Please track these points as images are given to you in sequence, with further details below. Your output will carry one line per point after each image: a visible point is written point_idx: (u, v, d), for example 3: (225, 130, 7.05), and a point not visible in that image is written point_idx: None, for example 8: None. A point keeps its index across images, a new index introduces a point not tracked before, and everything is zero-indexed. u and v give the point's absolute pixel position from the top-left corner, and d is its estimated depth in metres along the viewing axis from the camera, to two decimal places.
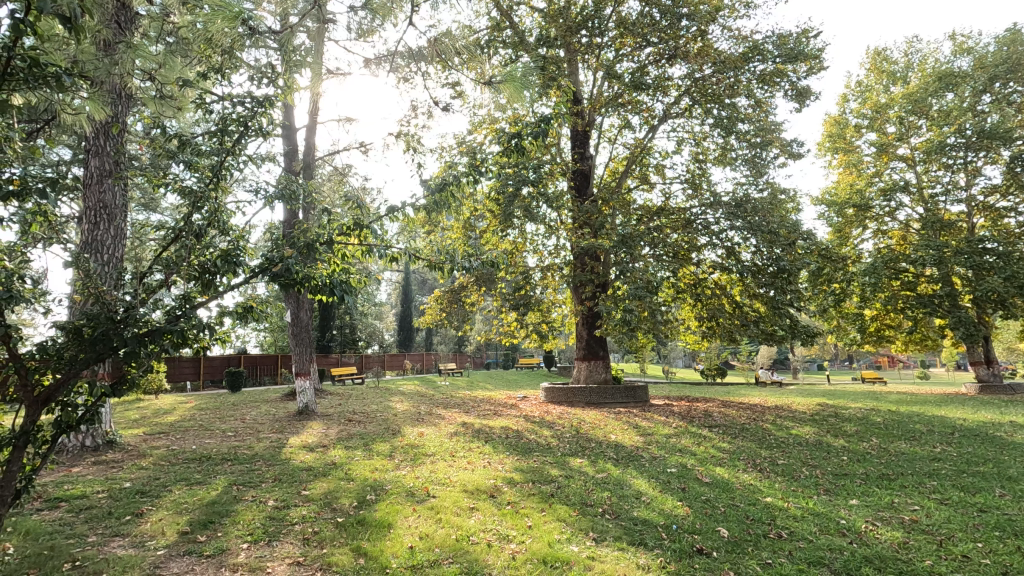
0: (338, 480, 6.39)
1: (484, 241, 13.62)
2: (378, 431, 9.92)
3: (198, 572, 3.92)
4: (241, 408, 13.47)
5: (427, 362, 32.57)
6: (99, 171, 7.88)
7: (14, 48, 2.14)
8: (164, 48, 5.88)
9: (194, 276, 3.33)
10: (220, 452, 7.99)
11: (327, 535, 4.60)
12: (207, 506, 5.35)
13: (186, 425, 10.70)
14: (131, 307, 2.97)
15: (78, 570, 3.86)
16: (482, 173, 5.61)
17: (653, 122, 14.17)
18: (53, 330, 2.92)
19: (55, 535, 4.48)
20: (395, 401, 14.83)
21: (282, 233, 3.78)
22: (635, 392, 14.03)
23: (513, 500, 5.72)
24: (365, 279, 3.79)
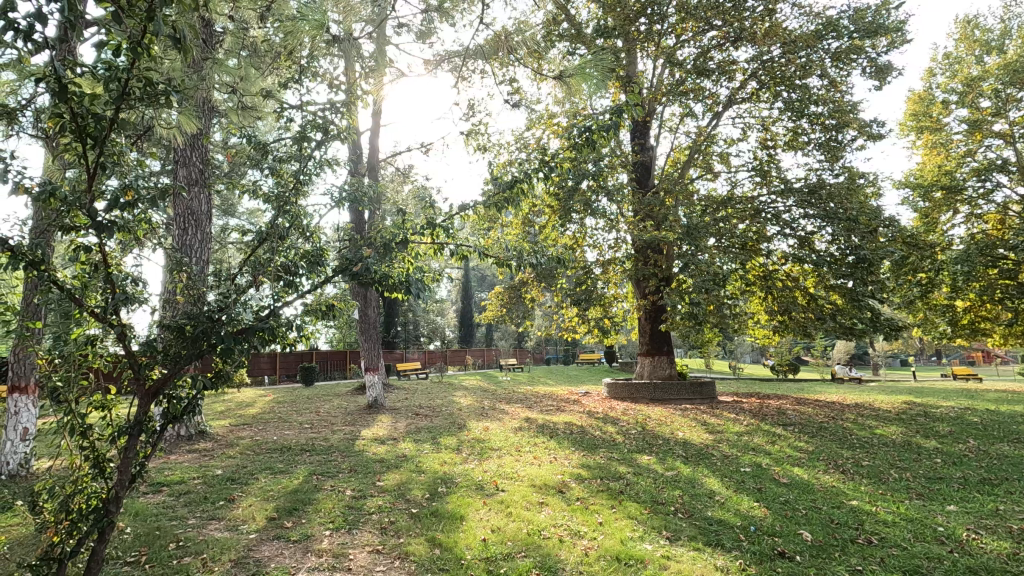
0: (410, 472, 6.59)
1: (544, 236, 13.62)
2: (445, 426, 10.15)
3: (288, 556, 4.16)
4: (315, 401, 14.15)
5: (488, 357, 32.93)
6: (187, 179, 8.47)
7: (132, 71, 2.34)
8: (243, 62, 6.26)
9: (278, 275, 3.50)
10: (300, 443, 8.43)
11: (403, 525, 4.76)
12: (291, 494, 5.65)
13: (267, 417, 11.38)
14: (226, 305, 3.19)
15: (182, 549, 4.19)
16: (547, 169, 5.59)
17: (717, 109, 13.67)
18: (158, 328, 3.16)
19: (161, 517, 4.87)
20: (459, 396, 15.13)
21: (359, 233, 3.88)
22: (702, 388, 13.64)
23: (582, 496, 5.70)
24: (439, 279, 3.86)
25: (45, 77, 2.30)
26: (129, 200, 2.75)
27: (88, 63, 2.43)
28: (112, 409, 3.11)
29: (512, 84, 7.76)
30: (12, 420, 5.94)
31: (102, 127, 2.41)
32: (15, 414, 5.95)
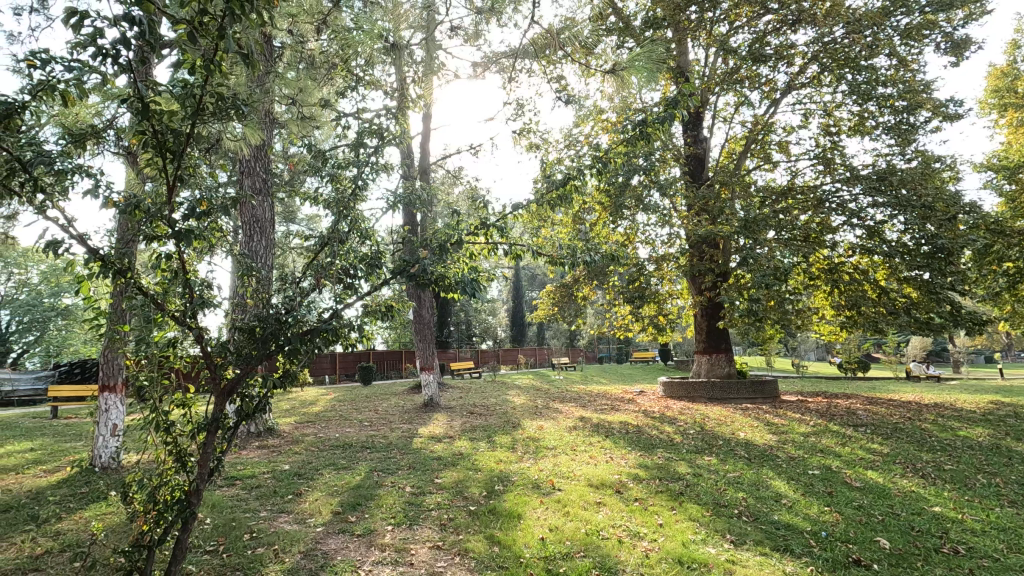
0: (467, 470, 6.67)
1: (595, 234, 13.48)
2: (499, 424, 10.22)
3: (353, 549, 4.30)
4: (374, 400, 14.60)
5: (541, 357, 32.88)
6: (252, 189, 8.90)
7: (205, 87, 2.48)
8: (301, 74, 6.52)
9: (339, 278, 3.62)
10: (360, 441, 8.71)
11: (462, 522, 4.82)
12: (354, 489, 5.84)
13: (329, 415, 11.82)
14: (292, 307, 3.32)
15: (256, 540, 4.40)
16: (597, 166, 5.52)
17: (775, 96, 13.10)
18: (231, 331, 3.32)
19: (235, 509, 5.15)
20: (513, 395, 15.21)
21: (415, 235, 3.95)
22: (764, 387, 13.13)
23: (640, 497, 5.60)
24: (493, 279, 3.88)
25: (131, 97, 2.48)
26: (204, 209, 2.91)
27: (168, 83, 2.60)
28: (191, 407, 3.30)
29: (560, 81, 7.71)
30: (103, 417, 6.41)
31: (181, 142, 2.57)
32: (106, 412, 6.41)
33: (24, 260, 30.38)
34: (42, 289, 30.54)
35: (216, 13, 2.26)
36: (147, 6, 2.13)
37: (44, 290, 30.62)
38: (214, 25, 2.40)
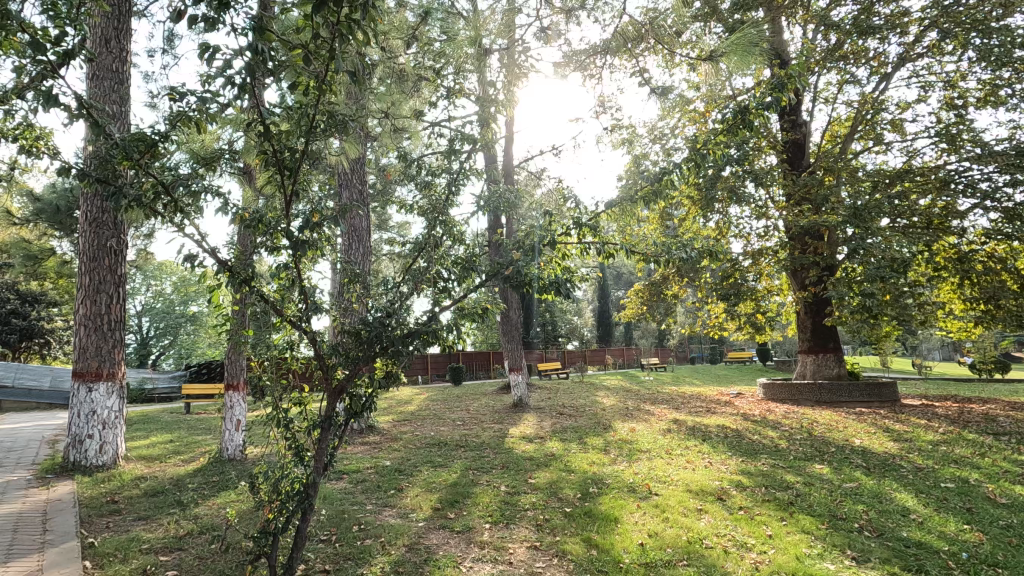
0: (560, 471, 6.66)
1: (684, 229, 12.97)
2: (589, 425, 10.11)
3: (453, 545, 4.42)
4: (465, 399, 15.00)
5: (629, 357, 32.13)
6: (351, 200, 9.46)
7: (317, 105, 2.67)
8: (393, 88, 6.83)
9: (436, 281, 3.73)
10: (455, 439, 8.96)
11: (558, 524, 4.82)
12: (452, 486, 6.02)
13: (424, 414, 12.27)
14: (394, 311, 3.47)
15: (364, 532, 4.66)
16: (688, 160, 5.31)
17: (885, 70, 11.95)
18: (340, 334, 3.53)
19: (344, 501, 5.48)
20: (602, 396, 14.99)
21: (506, 238, 3.99)
22: (881, 390, 11.99)
23: (745, 505, 5.29)
24: (584, 279, 3.82)
25: (254, 120, 2.72)
26: (316, 220, 3.13)
27: (285, 106, 2.84)
28: (306, 405, 3.56)
29: (645, 74, 7.51)
30: (227, 413, 7.02)
31: (296, 158, 2.79)
32: (232, 408, 6.98)
33: (159, 273, 34.26)
34: (174, 298, 34.29)
35: (326, 37, 2.43)
36: (268, 36, 2.34)
37: (175, 299, 34.35)
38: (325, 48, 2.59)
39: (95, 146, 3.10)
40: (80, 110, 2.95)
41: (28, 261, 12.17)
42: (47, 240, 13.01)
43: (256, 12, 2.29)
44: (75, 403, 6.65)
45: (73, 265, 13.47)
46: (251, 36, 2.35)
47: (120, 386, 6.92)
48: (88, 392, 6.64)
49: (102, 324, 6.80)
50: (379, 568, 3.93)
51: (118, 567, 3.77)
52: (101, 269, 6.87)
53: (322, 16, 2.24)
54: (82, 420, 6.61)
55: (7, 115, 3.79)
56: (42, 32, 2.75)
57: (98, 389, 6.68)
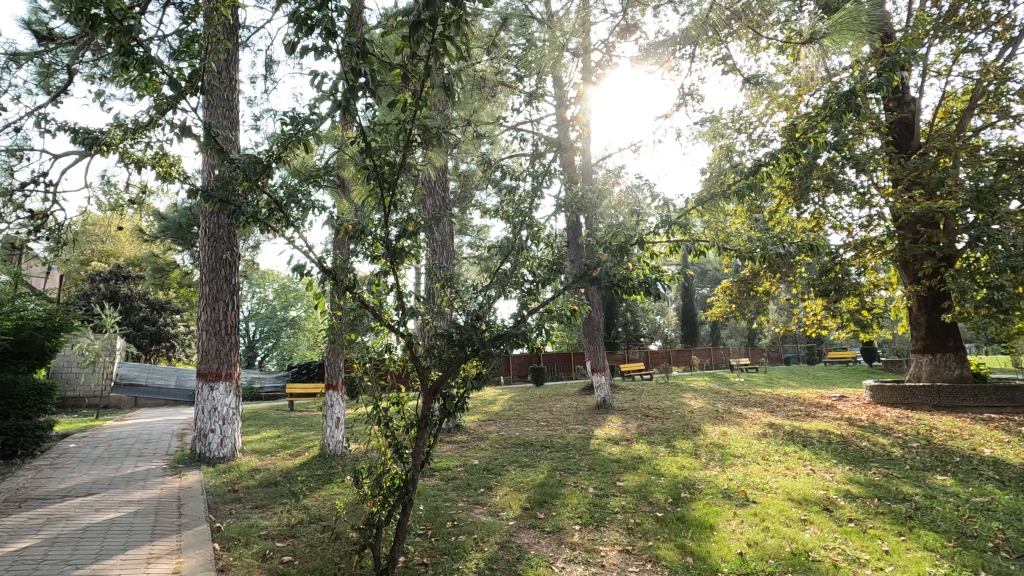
0: (649, 475, 6.51)
1: (775, 222, 12.25)
2: (678, 428, 9.80)
3: (544, 545, 4.45)
4: (548, 400, 15.06)
5: (716, 358, 30.79)
6: (435, 207, 9.80)
7: (415, 118, 2.82)
8: (474, 96, 7.01)
9: (524, 284, 3.78)
10: (540, 439, 9.02)
11: (650, 528, 4.72)
12: (539, 487, 6.07)
13: (508, 414, 12.44)
14: (483, 314, 3.57)
15: (458, 527, 4.81)
16: (782, 150, 5.04)
17: (1012, 34, 10.63)
18: (434, 337, 3.67)
19: (438, 497, 5.69)
20: (689, 398, 14.51)
21: (592, 238, 3.97)
22: (1014, 394, 10.68)
23: (856, 517, 4.91)
24: (674, 279, 3.73)
25: (356, 138, 2.93)
26: (411, 228, 3.29)
27: (383, 123, 3.03)
28: (403, 405, 3.72)
29: (730, 61, 7.19)
30: (328, 411, 7.57)
31: (394, 172, 2.97)
32: (331, 406, 7.55)
33: (263, 281, 37.21)
34: (275, 304, 37.06)
35: (422, 56, 2.58)
36: (370, 59, 2.53)
37: (277, 304, 37.17)
38: (420, 66, 2.74)
39: (218, 170, 3.44)
40: (205, 139, 3.28)
41: (156, 273, 13.65)
42: (171, 253, 14.53)
43: (360, 37, 2.48)
44: (200, 400, 7.38)
45: (192, 275, 14.93)
46: (356, 61, 2.55)
47: (236, 385, 7.60)
48: (210, 391, 7.35)
49: (221, 329, 7.50)
50: (475, 564, 4.04)
51: (242, 551, 4.15)
52: (218, 279, 7.57)
53: (420, 36, 2.39)
54: (206, 416, 7.33)
55: (143, 147, 4.27)
56: (177, 71, 3.12)
57: (218, 388, 7.38)
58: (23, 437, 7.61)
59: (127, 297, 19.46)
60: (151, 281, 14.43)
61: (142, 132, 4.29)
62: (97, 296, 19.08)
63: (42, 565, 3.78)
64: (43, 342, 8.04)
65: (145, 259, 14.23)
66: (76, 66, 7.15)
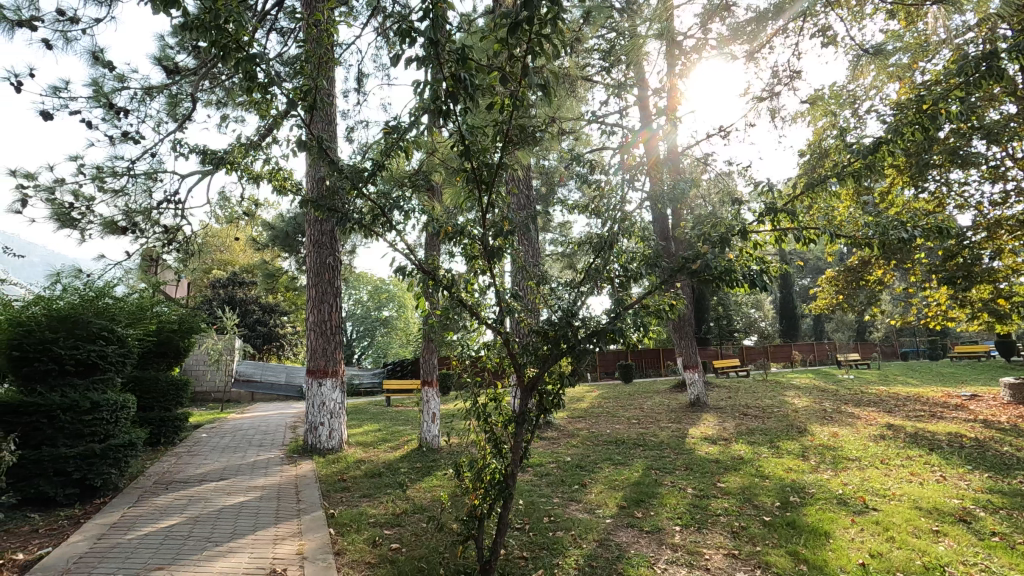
0: (752, 476, 6.18)
1: (888, 204, 11.17)
2: (781, 428, 9.22)
3: (644, 545, 4.37)
4: (638, 397, 14.73)
5: (820, 354, 28.63)
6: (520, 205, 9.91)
7: (511, 118, 2.88)
8: (558, 91, 6.99)
9: (618, 280, 3.71)
10: (632, 437, 8.85)
11: (757, 533, 4.49)
12: (635, 485, 5.96)
13: (598, 411, 12.32)
14: (579, 310, 3.56)
15: (555, 523, 4.84)
16: (900, 127, 4.59)
17: None
18: (529, 334, 3.70)
19: (534, 492, 5.76)
20: (792, 396, 13.60)
21: (690, 228, 3.81)
22: None
23: (1001, 530, 4.38)
24: (784, 270, 3.49)
25: (454, 143, 3.04)
26: (507, 227, 3.34)
27: (480, 125, 3.11)
28: (501, 400, 3.81)
29: (833, 33, 6.64)
30: (425, 406, 7.89)
31: (491, 173, 3.05)
32: (427, 402, 7.85)
33: (358, 283, 39.37)
34: (369, 304, 39.07)
35: (519, 56, 2.63)
36: (469, 65, 2.62)
37: (371, 305, 39.22)
38: (515, 66, 2.79)
39: (325, 182, 3.69)
40: (318, 155, 3.54)
41: (268, 279, 14.86)
42: (278, 260, 15.74)
43: (461, 45, 2.58)
44: (310, 395, 7.95)
45: (297, 280, 16.10)
46: (456, 67, 2.64)
47: (341, 381, 8.10)
48: (319, 386, 7.89)
49: (326, 328, 8.04)
50: (574, 561, 4.04)
51: (354, 536, 4.43)
52: (323, 282, 8.13)
53: (517, 37, 2.43)
54: (316, 410, 7.88)
55: (258, 162, 4.66)
56: (292, 90, 3.39)
57: (326, 384, 7.90)
58: (166, 427, 8.60)
59: (242, 301, 21.35)
60: (262, 286, 15.72)
61: (258, 149, 4.69)
62: (218, 301, 21.10)
63: (189, 541, 4.27)
64: (179, 343, 9.02)
65: (257, 266, 15.52)
66: (197, 94, 7.97)
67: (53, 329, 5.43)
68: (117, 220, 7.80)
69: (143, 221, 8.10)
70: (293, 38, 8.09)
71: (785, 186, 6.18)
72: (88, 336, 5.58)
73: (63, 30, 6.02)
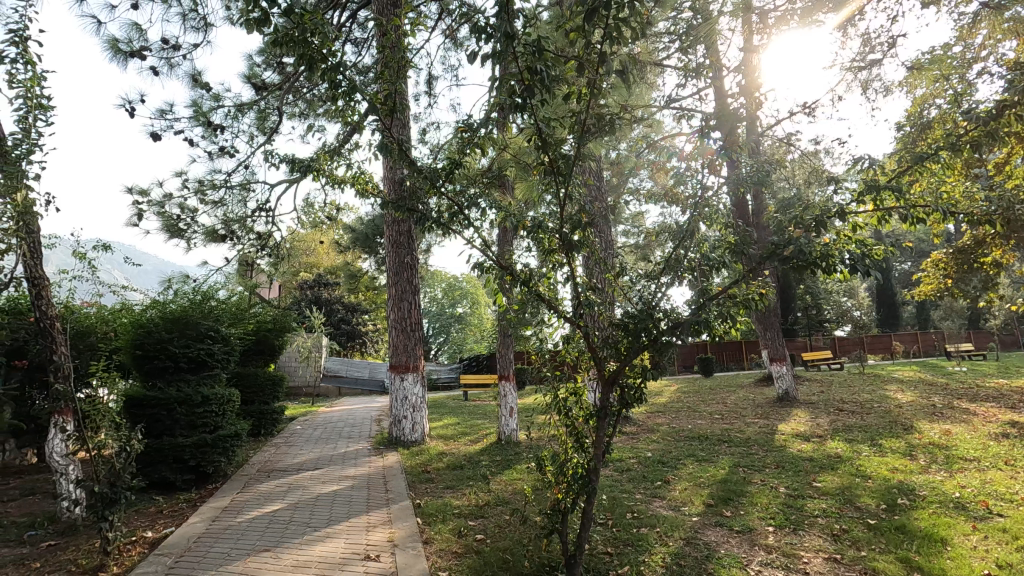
0: (851, 476, 5.76)
1: (1007, 176, 9.98)
2: (883, 425, 8.52)
3: (734, 545, 4.20)
4: (720, 391, 14.13)
5: (926, 344, 26.20)
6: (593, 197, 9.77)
7: (587, 108, 2.84)
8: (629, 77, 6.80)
9: (700, 270, 3.56)
10: (716, 433, 8.51)
11: (861, 537, 4.18)
12: (721, 483, 5.73)
13: (677, 406, 11.95)
14: (659, 303, 3.45)
15: (638, 520, 4.75)
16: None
17: None
18: (608, 327, 3.63)
19: (615, 488, 5.69)
20: (894, 390, 12.56)
21: (779, 211, 3.59)
22: None
23: None
24: (889, 253, 3.20)
25: (530, 137, 3.03)
26: (585, 219, 3.31)
27: (557, 117, 3.09)
28: (581, 394, 3.78)
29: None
30: (502, 401, 7.99)
31: (569, 164, 3.03)
32: (505, 396, 7.95)
33: (433, 281, 40.46)
34: (444, 301, 40.08)
35: (595, 42, 2.59)
36: (545, 56, 2.61)
37: (445, 302, 40.25)
38: (592, 54, 2.75)
39: (403, 184, 3.80)
40: (397, 158, 3.66)
41: (350, 279, 15.60)
42: (359, 260, 16.47)
43: (537, 37, 2.57)
44: (394, 390, 8.28)
45: (377, 279, 16.78)
46: (532, 59, 2.64)
47: (422, 376, 8.36)
48: (401, 381, 8.20)
49: (407, 325, 8.33)
50: (661, 559, 3.95)
51: (441, 526, 4.57)
52: (402, 280, 8.41)
53: (595, 24, 2.39)
54: (399, 404, 8.20)
55: (340, 169, 4.87)
56: (374, 96, 3.52)
57: (407, 378, 8.19)
58: (264, 420, 9.26)
59: (328, 301, 22.59)
60: (345, 285, 16.52)
61: (340, 155, 4.92)
62: (306, 301, 22.42)
63: (291, 525, 4.58)
64: (274, 341, 9.68)
65: (340, 267, 16.33)
66: (283, 107, 8.49)
67: (168, 329, 5.98)
68: (217, 229, 8.47)
69: (239, 229, 8.73)
70: (367, 47, 8.41)
71: (885, 163, 5.65)
72: (197, 336, 6.09)
73: (167, 57, 6.59)
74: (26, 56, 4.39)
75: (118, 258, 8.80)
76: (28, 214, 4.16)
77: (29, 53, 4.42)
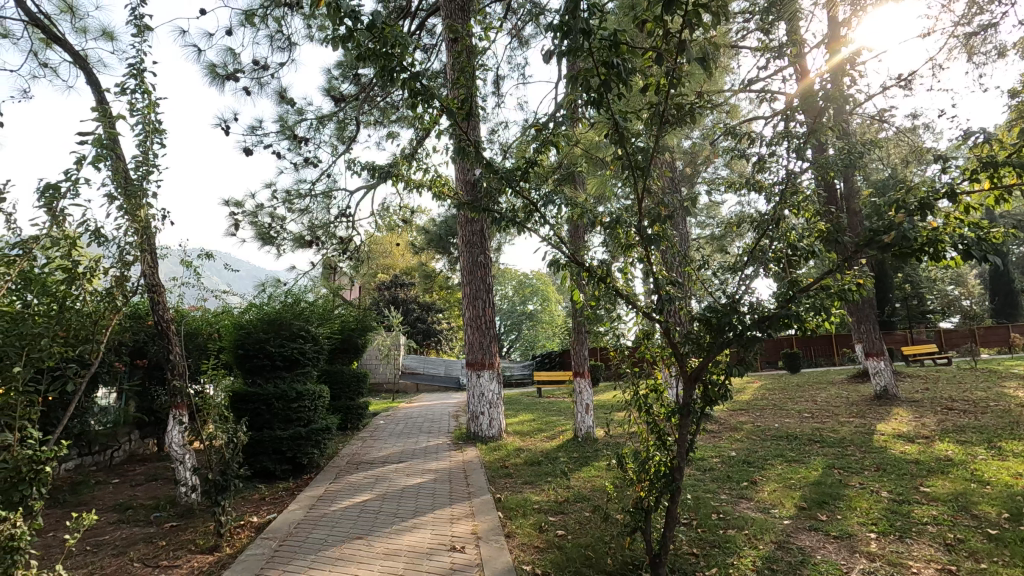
0: (966, 481, 5.26)
1: None
2: (1002, 426, 7.70)
3: (832, 551, 3.96)
4: (809, 389, 13.32)
5: None
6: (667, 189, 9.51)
7: (667, 97, 2.77)
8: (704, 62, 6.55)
9: (789, 261, 3.37)
10: (806, 433, 8.04)
11: (980, 547, 3.82)
12: (815, 485, 5.42)
13: (762, 404, 11.38)
14: (743, 296, 3.28)
15: (724, 521, 4.59)
16: None
17: None
18: (690, 321, 3.50)
19: (698, 488, 5.53)
20: (1015, 387, 11.29)
21: (878, 195, 3.32)
22: None
23: None
24: (1010, 236, 2.89)
25: (607, 131, 3.00)
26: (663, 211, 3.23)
27: (633, 109, 3.03)
28: (662, 391, 3.70)
29: None
30: (578, 398, 7.95)
31: (647, 157, 2.96)
32: (580, 393, 7.91)
33: (504, 279, 40.86)
34: (515, 299, 40.41)
35: (675, 31, 2.52)
36: (622, 49, 2.58)
37: (516, 300, 40.57)
38: (671, 42, 2.69)
39: (477, 184, 3.87)
40: (472, 161, 3.75)
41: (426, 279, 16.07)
42: (433, 261, 16.94)
43: (613, 30, 2.53)
44: (471, 386, 8.46)
45: (450, 278, 17.18)
46: (608, 53, 2.61)
47: (497, 373, 8.49)
48: (478, 378, 8.36)
49: (482, 323, 8.48)
50: (752, 562, 3.80)
51: (522, 521, 4.63)
52: (476, 279, 8.57)
53: (674, 12, 2.33)
54: (476, 400, 8.39)
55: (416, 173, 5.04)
56: (449, 101, 3.62)
57: (483, 375, 8.34)
58: (351, 414, 9.76)
59: (405, 300, 23.43)
60: (421, 286, 17.05)
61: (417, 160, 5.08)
62: (384, 301, 23.34)
63: (380, 515, 4.81)
64: (357, 340, 10.17)
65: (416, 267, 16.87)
66: (361, 117, 8.89)
67: (265, 330, 6.44)
68: (304, 235, 9.03)
69: (324, 234, 9.25)
70: (436, 52, 8.63)
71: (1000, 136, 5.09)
72: (290, 335, 6.51)
73: (257, 77, 7.09)
74: (144, 86, 4.86)
75: (220, 265, 9.59)
76: (147, 229, 4.60)
77: (146, 83, 4.89)
